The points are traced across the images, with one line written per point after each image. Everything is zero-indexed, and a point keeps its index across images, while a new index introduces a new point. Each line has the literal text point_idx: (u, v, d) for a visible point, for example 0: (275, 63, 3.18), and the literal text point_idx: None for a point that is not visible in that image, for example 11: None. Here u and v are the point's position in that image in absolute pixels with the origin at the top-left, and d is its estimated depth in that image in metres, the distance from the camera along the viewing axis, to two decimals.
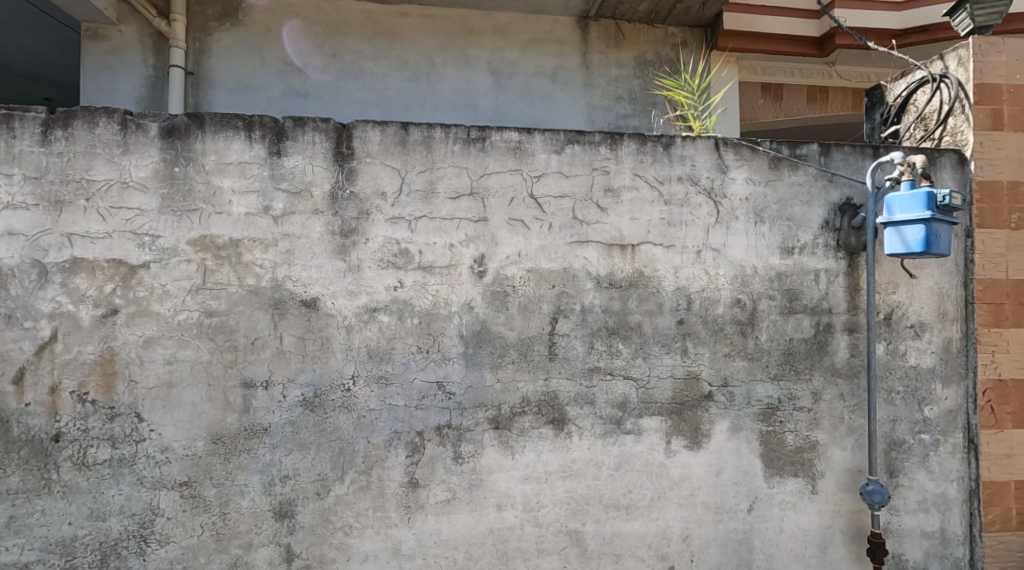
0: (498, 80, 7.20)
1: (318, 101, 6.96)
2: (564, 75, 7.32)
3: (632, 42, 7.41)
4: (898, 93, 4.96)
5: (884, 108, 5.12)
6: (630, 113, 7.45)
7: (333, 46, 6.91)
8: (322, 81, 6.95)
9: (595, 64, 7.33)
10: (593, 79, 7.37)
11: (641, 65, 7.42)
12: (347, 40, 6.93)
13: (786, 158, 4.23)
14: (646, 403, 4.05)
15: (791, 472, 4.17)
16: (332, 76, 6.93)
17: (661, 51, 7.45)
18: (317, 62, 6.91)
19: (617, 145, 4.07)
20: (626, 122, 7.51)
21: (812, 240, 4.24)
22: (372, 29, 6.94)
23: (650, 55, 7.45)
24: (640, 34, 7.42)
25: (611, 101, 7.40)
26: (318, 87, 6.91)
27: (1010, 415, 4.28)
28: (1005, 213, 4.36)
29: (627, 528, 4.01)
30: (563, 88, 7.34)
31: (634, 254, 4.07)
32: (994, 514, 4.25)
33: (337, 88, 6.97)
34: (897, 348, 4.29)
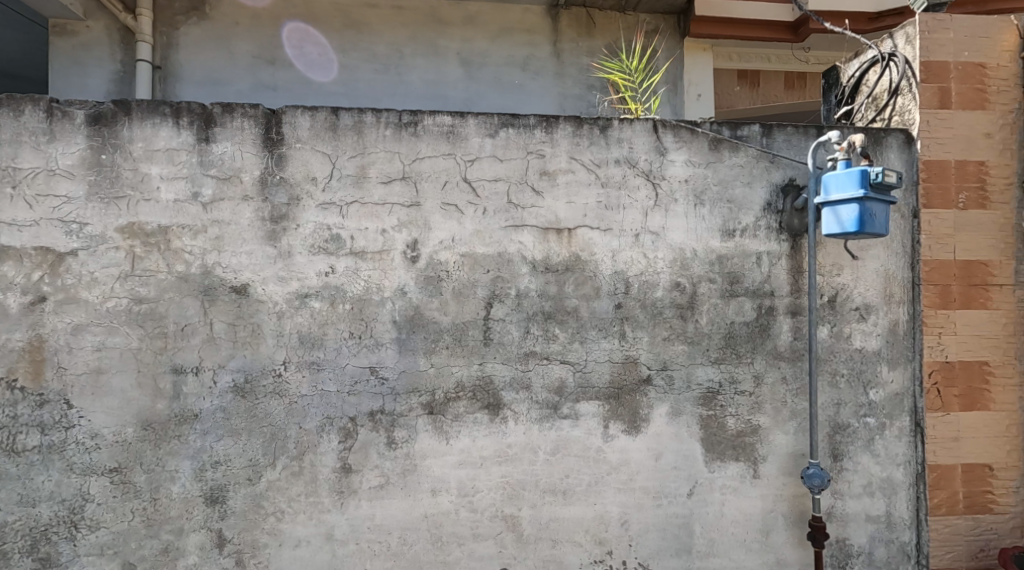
0: (469, 70, 7.19)
1: (287, 93, 6.99)
2: (535, 64, 7.31)
3: (604, 30, 7.39)
4: (852, 74, 4.91)
5: (839, 90, 5.06)
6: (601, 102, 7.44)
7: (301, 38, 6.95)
8: (292, 74, 7.01)
9: (566, 53, 7.35)
10: (563, 68, 7.36)
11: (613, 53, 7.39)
12: (315, 33, 6.97)
13: (726, 139, 4.18)
14: (583, 387, 4.04)
15: (731, 456, 4.14)
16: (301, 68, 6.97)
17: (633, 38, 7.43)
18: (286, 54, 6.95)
19: (552, 128, 4.03)
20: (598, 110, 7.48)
21: (754, 222, 4.19)
22: (341, 21, 7.00)
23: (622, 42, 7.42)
24: (612, 22, 7.40)
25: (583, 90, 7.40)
26: (287, 79, 6.95)
27: (957, 398, 4.23)
28: (953, 193, 4.29)
29: (565, 513, 4.01)
30: (535, 78, 7.32)
31: (571, 238, 4.05)
32: (940, 498, 4.20)
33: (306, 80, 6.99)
34: (842, 331, 4.25)
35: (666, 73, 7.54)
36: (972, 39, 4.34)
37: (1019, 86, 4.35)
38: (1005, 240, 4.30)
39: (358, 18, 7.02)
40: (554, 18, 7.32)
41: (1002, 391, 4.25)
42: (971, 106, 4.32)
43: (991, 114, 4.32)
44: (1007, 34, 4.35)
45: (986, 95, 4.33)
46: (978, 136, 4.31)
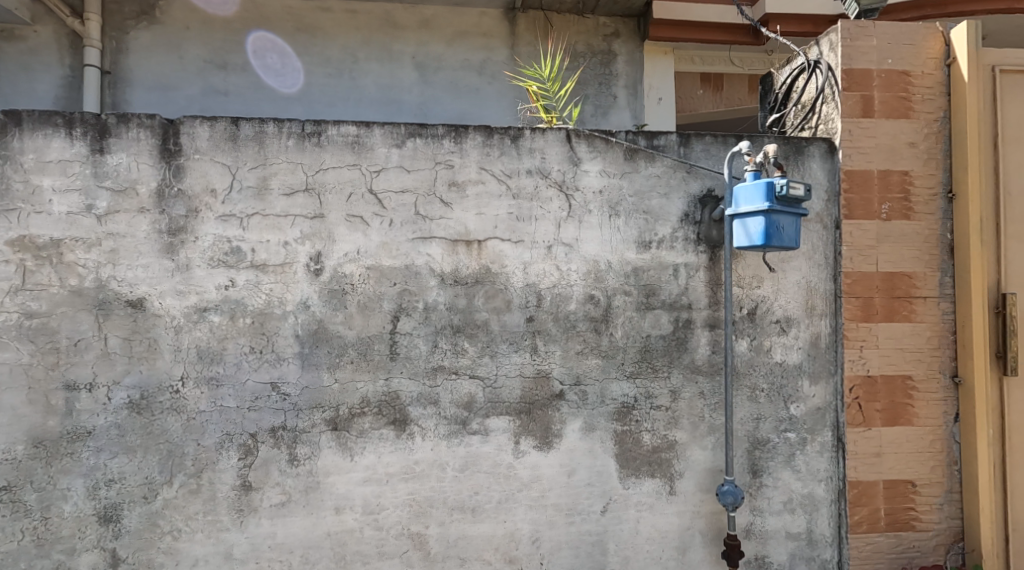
0: (424, 75, 7.09)
1: (239, 99, 6.89)
2: (492, 68, 7.21)
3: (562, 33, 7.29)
4: (783, 80, 4.82)
5: (772, 97, 4.95)
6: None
7: (253, 44, 6.88)
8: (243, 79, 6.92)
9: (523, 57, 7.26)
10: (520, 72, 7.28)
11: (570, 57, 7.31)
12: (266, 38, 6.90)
13: (642, 149, 4.10)
14: (493, 403, 3.96)
15: (647, 472, 4.06)
16: (253, 73, 6.89)
17: (592, 43, 7.34)
18: (237, 59, 6.87)
19: (461, 138, 3.96)
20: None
21: (671, 234, 4.11)
22: (292, 25, 6.91)
23: (581, 46, 7.33)
24: (570, 26, 7.31)
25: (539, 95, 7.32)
26: (237, 84, 6.86)
27: (879, 412, 4.14)
28: (876, 203, 4.20)
29: (473, 530, 3.93)
30: (491, 82, 7.21)
31: (480, 250, 3.97)
32: (861, 515, 4.10)
33: (257, 85, 6.90)
34: (762, 344, 4.16)
35: (625, 76, 7.42)
36: (895, 46, 4.25)
37: (944, 95, 4.26)
38: (929, 251, 4.20)
39: (308, 23, 6.94)
40: (511, 23, 7.24)
41: (925, 405, 4.16)
42: (895, 114, 4.23)
43: (915, 123, 4.24)
44: (932, 41, 4.27)
45: (910, 104, 4.24)
46: (902, 145, 4.22)
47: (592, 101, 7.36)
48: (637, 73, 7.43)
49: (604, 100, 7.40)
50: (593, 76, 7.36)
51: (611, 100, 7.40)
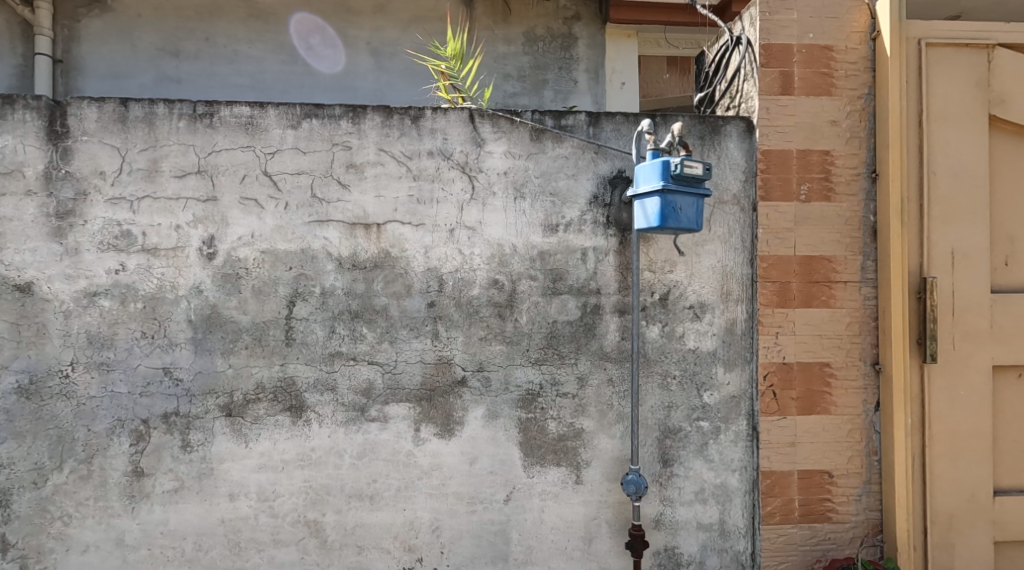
0: (380, 61, 6.96)
1: (193, 87, 6.81)
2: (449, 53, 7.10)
3: (520, 17, 7.13)
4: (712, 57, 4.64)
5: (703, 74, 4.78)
6: (521, 92, 7.24)
7: (205, 30, 6.79)
8: (196, 66, 6.83)
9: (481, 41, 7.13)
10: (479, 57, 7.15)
11: (530, 41, 7.14)
12: (221, 25, 6.81)
13: (549, 130, 3.98)
14: (393, 389, 3.89)
15: (552, 460, 3.97)
16: (206, 60, 6.81)
17: (552, 26, 7.16)
18: (191, 46, 6.77)
19: (358, 119, 3.88)
20: (517, 100, 7.25)
21: (578, 217, 3.99)
22: (246, 11, 6.84)
23: (540, 30, 7.15)
24: (530, 9, 7.13)
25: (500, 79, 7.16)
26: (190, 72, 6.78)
27: (794, 401, 4.01)
28: (794, 184, 4.03)
29: (371, 518, 3.86)
30: None
31: (379, 233, 3.89)
32: (774, 506, 3.99)
33: (210, 73, 6.82)
34: (674, 331, 4.04)
35: (586, 60, 7.26)
36: (818, 20, 4.04)
37: (869, 70, 4.04)
38: (850, 234, 4.04)
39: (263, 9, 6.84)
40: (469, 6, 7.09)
41: (843, 394, 4.02)
42: (816, 91, 4.03)
43: (837, 101, 4.04)
44: (857, 14, 4.04)
45: (832, 80, 4.04)
46: (823, 124, 4.03)
47: (553, 86, 7.23)
48: (598, 57, 7.25)
49: (564, 85, 7.26)
50: (553, 60, 7.21)
51: (572, 85, 7.25)
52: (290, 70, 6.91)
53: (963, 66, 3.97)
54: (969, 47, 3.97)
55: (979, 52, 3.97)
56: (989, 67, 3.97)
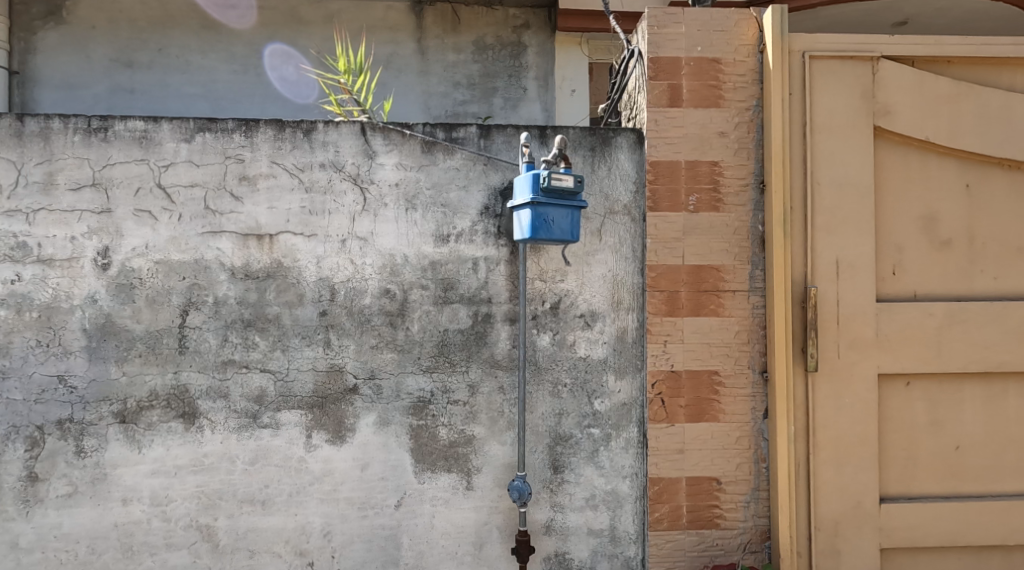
0: None
1: (146, 98, 6.84)
2: (398, 62, 7.09)
3: (470, 26, 7.12)
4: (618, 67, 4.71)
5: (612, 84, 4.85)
6: (470, 100, 7.12)
7: (158, 41, 6.84)
8: (149, 77, 6.86)
9: (431, 50, 7.11)
10: (428, 66, 7.11)
11: (480, 50, 7.13)
12: (172, 36, 6.86)
13: (441, 142, 4.06)
14: (284, 396, 3.97)
15: (443, 467, 4.04)
16: (159, 71, 6.84)
17: (501, 35, 7.14)
18: (143, 57, 6.83)
19: (251, 133, 3.96)
20: (467, 109, 7.15)
21: (469, 227, 4.07)
22: (198, 22, 6.86)
23: (489, 38, 7.14)
24: (479, 17, 7.13)
25: (449, 87, 7.10)
26: (144, 82, 6.82)
27: (682, 408, 4.06)
28: (683, 195, 4.09)
29: (263, 523, 3.94)
30: (398, 75, 7.09)
31: (272, 244, 3.98)
32: (662, 512, 4.04)
33: (163, 82, 6.85)
34: (564, 339, 4.10)
35: (535, 68, 7.18)
36: (705, 33, 4.11)
37: (757, 83, 4.12)
38: (739, 244, 4.10)
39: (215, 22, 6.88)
40: (418, 16, 7.10)
41: (732, 401, 4.07)
42: (704, 103, 4.10)
43: (726, 112, 4.11)
44: (745, 27, 4.12)
45: (720, 92, 4.11)
46: (712, 135, 4.10)
47: (502, 93, 7.14)
48: (547, 65, 7.17)
49: (513, 93, 7.16)
50: (502, 68, 7.15)
51: (521, 93, 7.16)
52: (242, 79, 6.92)
53: (848, 79, 4.04)
54: (854, 60, 4.04)
55: (864, 65, 4.05)
56: (874, 79, 4.05)
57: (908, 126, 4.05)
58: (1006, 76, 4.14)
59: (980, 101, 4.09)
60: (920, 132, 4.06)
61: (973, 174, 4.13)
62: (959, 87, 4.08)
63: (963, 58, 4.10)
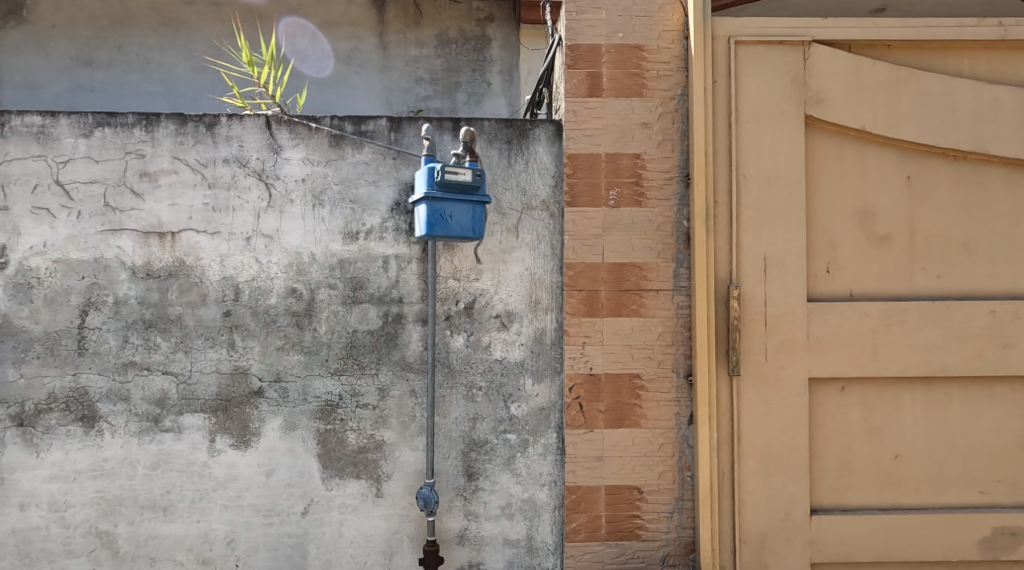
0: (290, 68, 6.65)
1: (107, 97, 6.53)
2: (359, 58, 6.69)
3: (433, 19, 6.70)
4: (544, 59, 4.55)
5: None
6: (433, 96, 6.66)
7: (119, 39, 6.54)
8: (109, 76, 6.57)
9: (393, 45, 6.69)
10: (390, 61, 6.69)
11: (443, 44, 6.69)
12: (131, 34, 6.55)
13: (349, 135, 3.91)
14: (187, 399, 3.85)
15: (352, 473, 3.89)
16: (119, 70, 6.54)
17: (465, 28, 6.71)
18: (104, 56, 6.54)
19: (151, 127, 3.84)
20: (431, 105, 6.68)
21: (380, 224, 3.91)
22: (157, 19, 6.57)
23: (453, 32, 6.71)
24: (442, 10, 6.70)
25: (411, 83, 6.70)
26: (104, 81, 6.53)
27: (602, 413, 3.86)
28: (603, 189, 3.89)
29: (164, 530, 3.82)
30: (359, 72, 6.69)
31: (174, 242, 3.85)
32: (580, 522, 3.84)
33: (123, 82, 6.55)
34: (479, 340, 3.94)
35: (500, 62, 6.73)
36: (627, 19, 3.91)
37: (682, 70, 3.90)
38: (662, 240, 3.89)
39: (176, 18, 6.57)
40: (380, 10, 6.69)
41: (654, 407, 3.86)
42: (626, 93, 3.90)
43: (649, 102, 3.90)
44: (669, 12, 3.91)
45: (643, 80, 3.90)
46: (634, 126, 3.90)
47: (465, 88, 6.68)
48: (512, 58, 6.74)
49: (477, 88, 6.71)
50: (466, 62, 6.70)
51: (485, 88, 6.71)
52: (203, 77, 6.61)
53: (777, 65, 3.79)
54: (784, 45, 3.79)
55: (796, 50, 3.79)
56: (806, 65, 3.79)
57: (843, 115, 3.80)
58: (951, 60, 3.87)
59: (921, 87, 3.82)
60: (856, 121, 3.81)
61: (914, 166, 3.87)
62: (898, 72, 3.82)
63: (904, 42, 3.83)
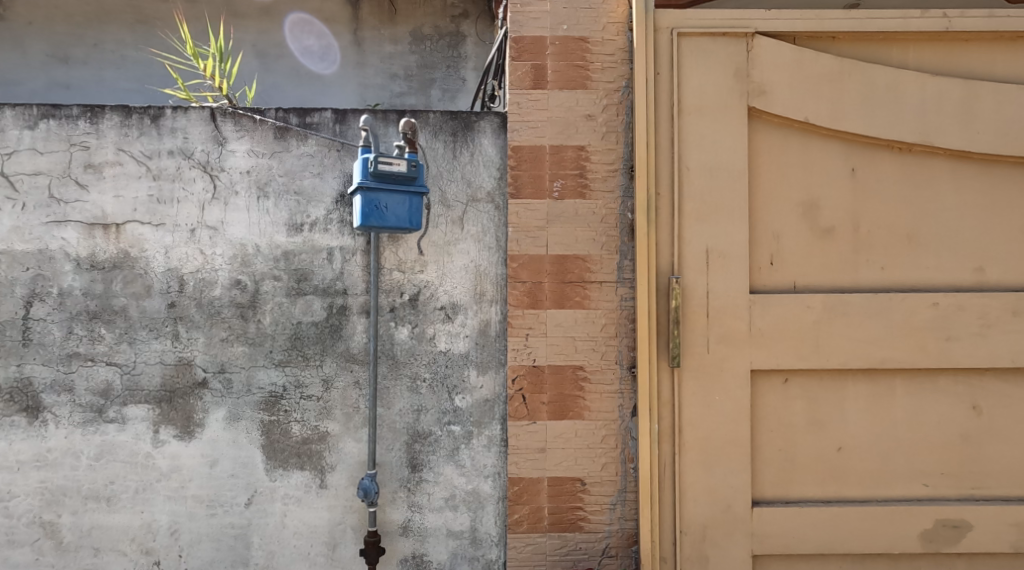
0: (265, 63, 6.53)
1: (83, 93, 6.45)
2: (335, 55, 6.55)
3: (408, 16, 6.58)
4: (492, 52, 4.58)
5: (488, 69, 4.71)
6: (407, 92, 6.54)
7: (94, 36, 6.46)
8: (86, 73, 6.48)
9: (368, 42, 6.57)
10: (365, 57, 6.57)
11: (417, 40, 6.57)
12: (107, 31, 6.47)
13: (294, 128, 3.92)
14: (131, 390, 3.86)
15: (295, 464, 3.89)
16: (95, 67, 6.46)
17: (439, 25, 6.58)
18: (79, 53, 6.46)
19: (96, 119, 3.86)
20: (405, 102, 6.56)
21: (324, 215, 3.92)
22: (133, 17, 6.47)
23: (428, 29, 6.59)
24: (416, 8, 6.58)
25: (386, 79, 6.57)
26: (80, 78, 6.44)
27: (545, 405, 3.86)
28: (547, 181, 3.89)
29: (108, 520, 3.84)
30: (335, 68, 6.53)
31: (118, 234, 3.86)
32: (522, 514, 3.85)
33: (99, 79, 6.46)
34: (424, 332, 3.94)
35: (475, 58, 6.59)
36: (571, 11, 3.91)
37: (626, 62, 3.90)
38: (606, 232, 3.89)
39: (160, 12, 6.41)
40: (355, 7, 6.61)
41: (597, 399, 3.87)
42: (571, 85, 3.89)
43: (593, 94, 3.89)
44: (614, 4, 3.91)
45: (588, 72, 3.90)
46: (578, 118, 3.89)
47: (440, 85, 6.56)
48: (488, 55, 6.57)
49: (452, 84, 6.56)
50: (441, 59, 6.57)
51: (460, 84, 6.56)
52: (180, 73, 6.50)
53: (719, 57, 3.78)
54: (727, 37, 3.78)
55: (739, 41, 3.79)
56: (749, 57, 3.78)
57: (786, 107, 3.78)
58: (896, 52, 3.84)
59: (865, 79, 3.79)
60: (800, 113, 3.78)
61: (859, 158, 3.84)
62: (842, 64, 3.79)
63: (849, 33, 3.81)
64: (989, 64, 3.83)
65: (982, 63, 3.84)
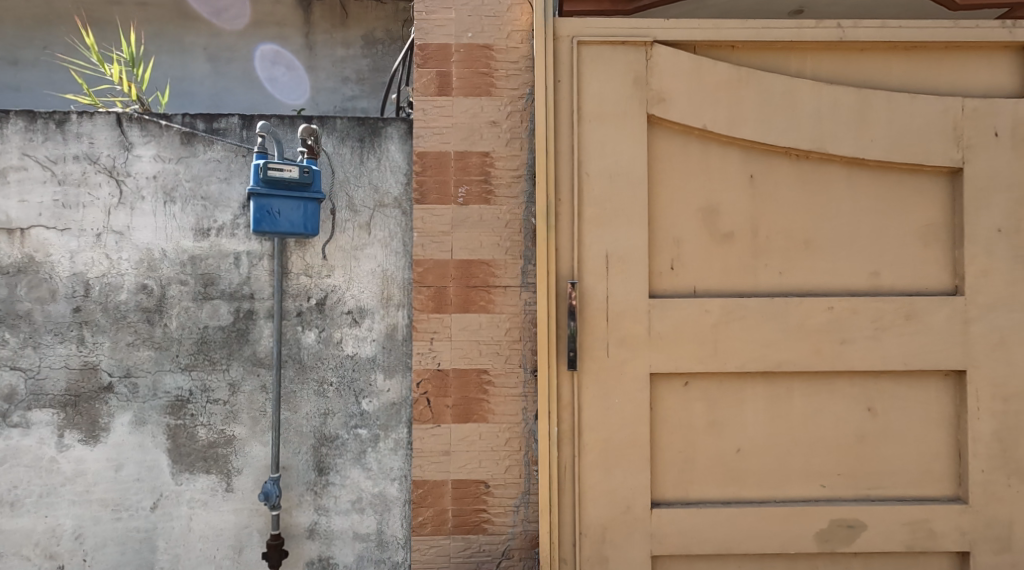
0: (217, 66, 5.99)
1: (33, 96, 5.87)
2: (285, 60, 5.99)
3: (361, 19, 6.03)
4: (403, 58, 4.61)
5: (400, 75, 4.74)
6: (360, 96, 5.97)
7: (47, 39, 5.88)
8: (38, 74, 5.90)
9: (320, 46, 6.02)
10: (316, 61, 6.01)
11: (370, 44, 6.02)
12: (57, 30, 5.89)
13: (200, 133, 3.95)
14: (35, 395, 3.87)
15: (201, 468, 3.91)
16: (46, 69, 5.87)
17: (393, 29, 6.03)
18: (30, 55, 5.89)
19: (1, 124, 3.87)
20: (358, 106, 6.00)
21: (231, 220, 3.95)
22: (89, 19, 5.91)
23: (380, 33, 6.02)
24: (367, 10, 6.03)
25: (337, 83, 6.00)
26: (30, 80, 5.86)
27: (449, 408, 3.91)
28: (451, 186, 3.94)
29: (12, 525, 3.84)
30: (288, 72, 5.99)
31: (23, 238, 3.87)
32: (426, 516, 3.89)
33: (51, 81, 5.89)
34: (331, 336, 3.97)
35: None
36: (476, 19, 3.96)
37: (529, 70, 3.96)
38: (510, 238, 3.94)
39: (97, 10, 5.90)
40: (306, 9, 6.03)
41: (501, 401, 3.91)
42: (476, 92, 3.95)
43: (497, 101, 3.95)
44: (518, 12, 3.97)
45: (492, 80, 3.95)
46: (483, 124, 3.95)
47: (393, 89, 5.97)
48: None
49: None
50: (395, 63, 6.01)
51: None
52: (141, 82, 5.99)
53: (619, 65, 3.85)
54: (626, 45, 3.85)
55: (638, 50, 3.85)
56: (648, 65, 3.85)
57: (685, 114, 3.85)
58: (794, 61, 3.92)
59: (762, 87, 3.87)
60: (698, 120, 3.86)
61: (757, 165, 3.91)
62: (739, 73, 3.86)
63: (747, 43, 3.89)
64: (884, 73, 3.93)
65: (877, 72, 3.93)
